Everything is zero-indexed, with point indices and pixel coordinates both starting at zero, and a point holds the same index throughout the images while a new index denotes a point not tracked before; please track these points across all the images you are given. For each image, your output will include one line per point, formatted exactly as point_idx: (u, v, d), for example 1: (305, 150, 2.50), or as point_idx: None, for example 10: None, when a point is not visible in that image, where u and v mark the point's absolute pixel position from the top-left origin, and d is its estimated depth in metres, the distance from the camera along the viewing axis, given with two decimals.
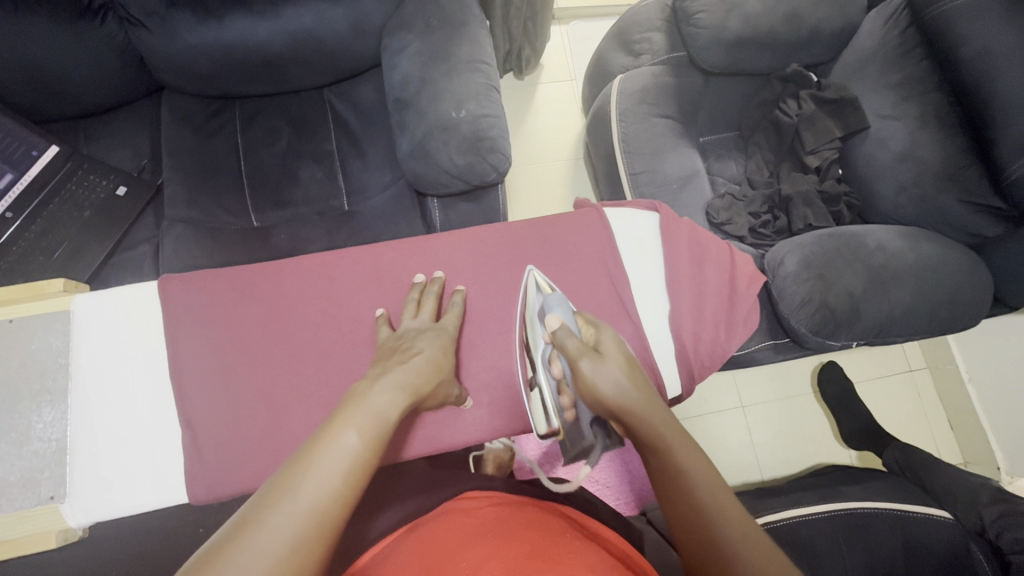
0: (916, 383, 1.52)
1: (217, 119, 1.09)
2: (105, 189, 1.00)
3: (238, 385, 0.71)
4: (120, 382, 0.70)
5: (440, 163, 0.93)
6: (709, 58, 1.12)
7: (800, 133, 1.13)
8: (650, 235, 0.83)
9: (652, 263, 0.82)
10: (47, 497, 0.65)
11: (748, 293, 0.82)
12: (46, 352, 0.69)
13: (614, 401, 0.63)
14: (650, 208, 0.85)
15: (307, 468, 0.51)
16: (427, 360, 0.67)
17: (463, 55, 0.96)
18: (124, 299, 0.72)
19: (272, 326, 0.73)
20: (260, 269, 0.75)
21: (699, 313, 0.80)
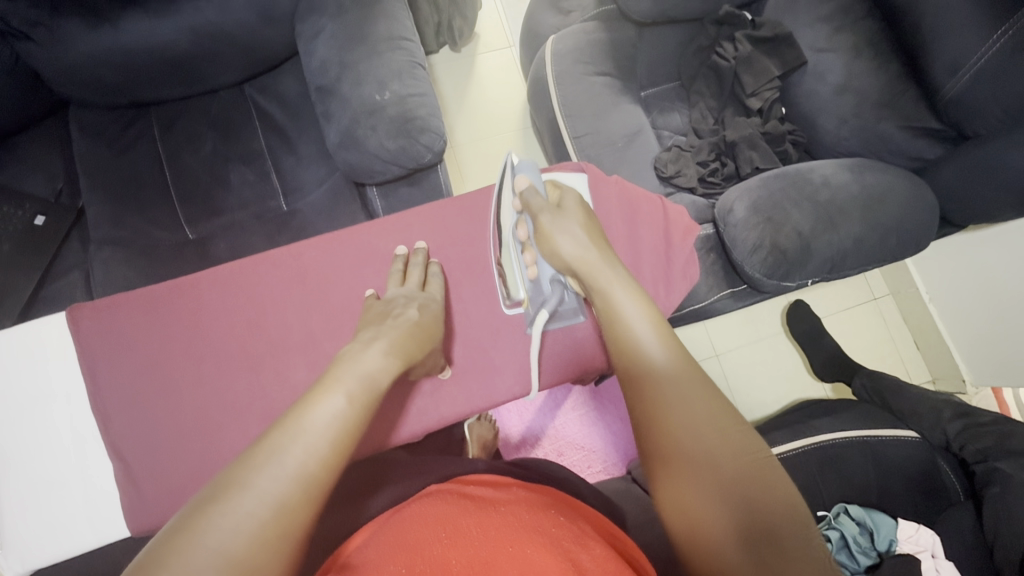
0: (881, 311, 1.56)
1: (132, 131, 1.03)
2: (22, 219, 0.94)
3: (166, 408, 0.68)
4: (35, 425, 0.66)
5: (371, 150, 0.89)
6: (638, 8, 1.08)
7: (739, 76, 1.11)
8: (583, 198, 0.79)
9: None
10: None
11: (684, 245, 0.81)
12: None
13: (571, 259, 0.64)
14: (579, 169, 0.79)
15: (292, 432, 0.50)
16: (417, 322, 0.66)
17: (380, 32, 0.92)
18: (27, 337, 0.68)
19: (190, 345, 0.69)
20: (169, 286, 0.70)
21: (639, 272, 0.79)
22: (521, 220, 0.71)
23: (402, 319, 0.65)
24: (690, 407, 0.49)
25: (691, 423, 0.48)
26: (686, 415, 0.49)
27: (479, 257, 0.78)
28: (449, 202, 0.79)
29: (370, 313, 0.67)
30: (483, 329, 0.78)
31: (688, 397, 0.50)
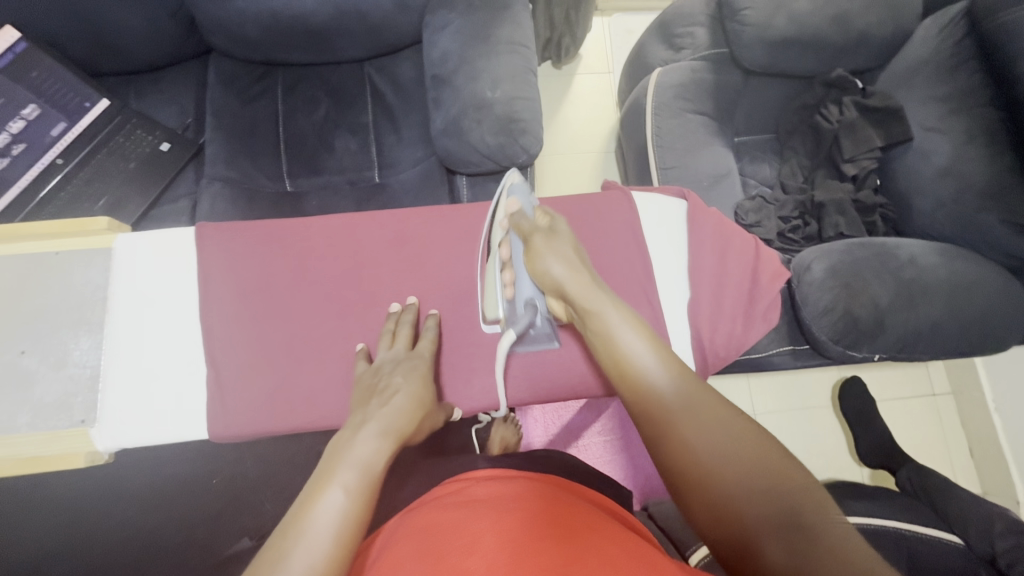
0: (937, 408, 1.49)
1: (260, 85, 1.12)
2: (150, 143, 1.06)
3: (268, 335, 0.74)
4: (154, 319, 0.73)
5: (473, 143, 0.94)
6: (751, 58, 1.09)
7: (838, 140, 1.10)
8: (678, 224, 0.80)
9: (675, 250, 0.79)
10: (78, 421, 0.68)
11: (771, 288, 0.78)
12: (86, 286, 0.72)
13: (559, 278, 0.65)
14: (681, 198, 0.81)
15: (294, 541, 0.48)
16: (404, 394, 0.64)
17: (502, 36, 0.97)
18: (164, 241, 0.75)
19: (297, 282, 0.75)
20: (290, 225, 0.77)
21: (719, 302, 0.76)
22: (506, 240, 0.72)
23: (392, 400, 0.63)
24: (720, 447, 0.52)
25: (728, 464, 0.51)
26: (724, 455, 0.52)
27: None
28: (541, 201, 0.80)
29: (361, 388, 0.66)
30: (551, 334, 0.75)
31: (714, 434, 0.53)
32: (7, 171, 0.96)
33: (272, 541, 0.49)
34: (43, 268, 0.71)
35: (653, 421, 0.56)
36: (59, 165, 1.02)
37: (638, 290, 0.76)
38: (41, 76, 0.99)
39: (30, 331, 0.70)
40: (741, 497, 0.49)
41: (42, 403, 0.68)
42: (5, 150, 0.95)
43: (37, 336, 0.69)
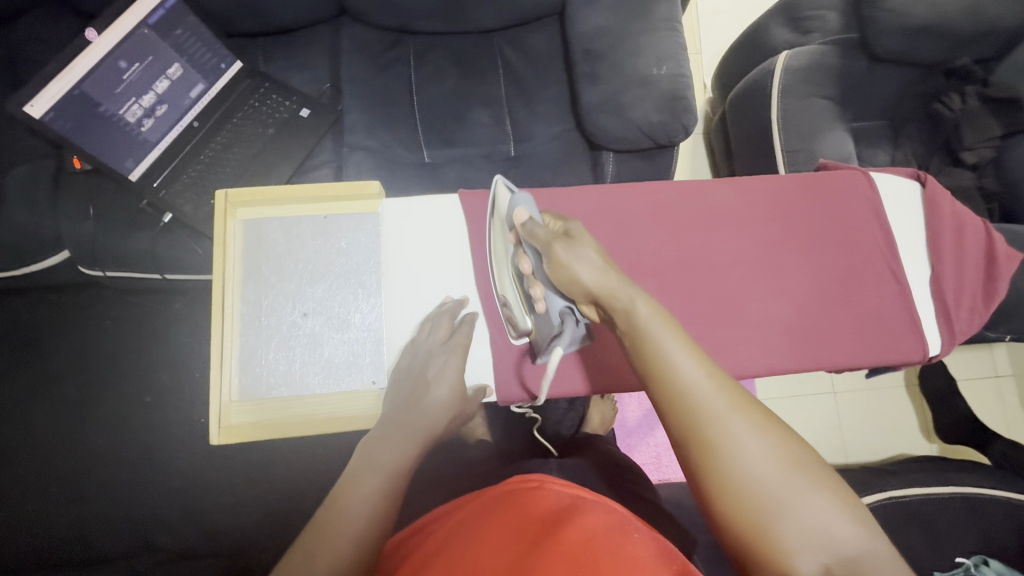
0: (1001, 389, 1.55)
1: (393, 53, 1.10)
2: (289, 109, 1.04)
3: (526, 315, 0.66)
4: (427, 279, 0.66)
5: (634, 119, 0.94)
6: (884, 44, 1.11)
7: (959, 129, 1.13)
8: (898, 198, 0.65)
9: (897, 223, 0.65)
10: (370, 382, 0.62)
11: (1008, 267, 0.62)
12: (358, 247, 0.65)
13: (592, 287, 0.53)
14: (912, 177, 0.66)
15: (320, 548, 0.50)
16: (430, 387, 0.59)
17: (660, 13, 0.97)
18: (430, 202, 0.68)
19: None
20: (545, 193, 0.65)
21: (963, 282, 0.62)
22: (522, 251, 0.59)
23: (417, 413, 0.58)
24: (699, 377, 0.50)
25: (701, 391, 0.50)
26: (699, 384, 0.50)
27: (771, 243, 0.63)
28: (731, 179, 0.65)
29: (395, 404, 0.59)
30: (772, 329, 0.61)
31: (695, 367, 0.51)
32: (150, 131, 0.95)
33: (320, 516, 0.53)
34: (314, 230, 0.65)
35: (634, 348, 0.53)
36: (196, 127, 1.01)
37: (857, 266, 0.62)
38: (185, 34, 0.94)
39: (309, 291, 0.63)
40: (755, 476, 0.47)
41: (330, 362, 0.62)
42: (151, 110, 0.94)
43: (321, 297, 0.63)
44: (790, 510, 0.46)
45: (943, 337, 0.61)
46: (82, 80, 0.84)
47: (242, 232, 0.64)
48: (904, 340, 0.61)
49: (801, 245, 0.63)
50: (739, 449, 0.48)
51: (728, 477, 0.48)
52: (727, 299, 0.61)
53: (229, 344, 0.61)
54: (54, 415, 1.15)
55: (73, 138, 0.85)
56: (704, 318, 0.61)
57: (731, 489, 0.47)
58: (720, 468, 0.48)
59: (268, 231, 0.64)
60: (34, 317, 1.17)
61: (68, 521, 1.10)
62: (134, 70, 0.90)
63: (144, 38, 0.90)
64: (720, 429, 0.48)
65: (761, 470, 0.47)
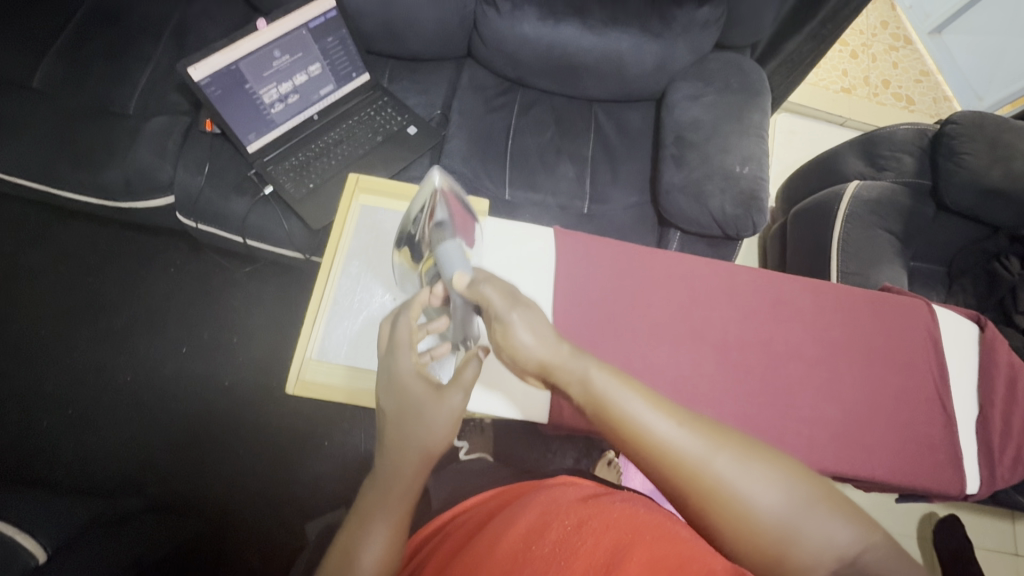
0: (1020, 569, 1.46)
1: (502, 98, 1.22)
2: (399, 124, 1.15)
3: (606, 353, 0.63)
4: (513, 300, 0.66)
5: (710, 207, 1.01)
6: (957, 198, 1.17)
7: (1016, 292, 1.16)
8: (961, 337, 0.67)
9: (957, 359, 0.67)
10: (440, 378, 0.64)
11: None
12: None
13: (540, 357, 0.53)
14: (973, 319, 0.69)
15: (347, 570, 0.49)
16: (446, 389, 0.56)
17: (753, 120, 1.06)
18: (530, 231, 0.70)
19: (628, 311, 0.65)
20: (631, 252, 0.68)
21: (1010, 430, 0.63)
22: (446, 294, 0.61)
23: (427, 411, 0.54)
24: (666, 424, 0.48)
25: (677, 437, 0.47)
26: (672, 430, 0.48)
27: (832, 348, 0.66)
28: (807, 281, 0.68)
29: (399, 396, 0.55)
30: (817, 427, 0.63)
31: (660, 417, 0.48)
32: (277, 114, 1.07)
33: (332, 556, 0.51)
34: None
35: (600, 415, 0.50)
36: (314, 120, 1.13)
37: (911, 392, 0.65)
38: (334, 42, 1.07)
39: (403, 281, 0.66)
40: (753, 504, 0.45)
41: None
42: (284, 97, 1.06)
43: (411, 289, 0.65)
44: (812, 539, 0.44)
45: (982, 480, 0.62)
46: (241, 59, 0.97)
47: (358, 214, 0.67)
48: (947, 475, 0.62)
49: (859, 357, 0.66)
50: (737, 492, 0.45)
51: (742, 520, 0.45)
52: (780, 391, 0.64)
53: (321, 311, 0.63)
54: (101, 340, 1.21)
55: (216, 103, 0.97)
56: (756, 402, 0.64)
57: (749, 532, 0.44)
58: (728, 515, 0.45)
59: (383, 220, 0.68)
60: (116, 248, 1.26)
61: (79, 444, 1.13)
62: (283, 60, 1.02)
63: (300, 37, 1.02)
64: (711, 475, 0.45)
65: (762, 499, 0.45)
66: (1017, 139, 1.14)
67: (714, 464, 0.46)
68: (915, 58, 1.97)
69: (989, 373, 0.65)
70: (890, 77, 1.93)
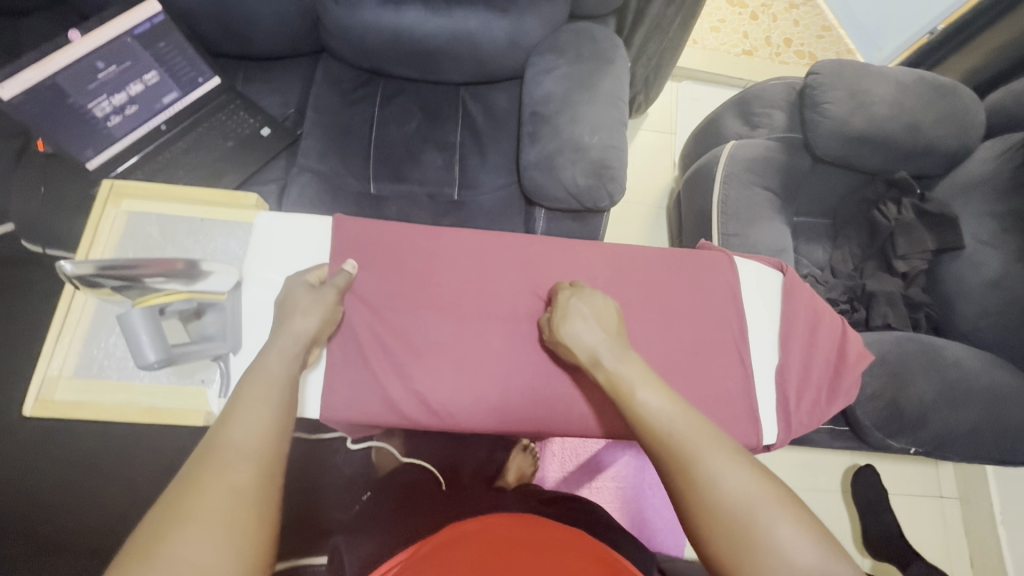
0: (943, 509, 1.48)
1: (363, 90, 1.19)
2: (252, 126, 1.13)
3: (405, 329, 0.71)
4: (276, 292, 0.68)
5: (563, 180, 0.99)
6: (825, 146, 1.16)
7: (895, 238, 1.15)
8: (767, 287, 0.69)
9: (760, 306, 0.69)
10: (198, 381, 0.65)
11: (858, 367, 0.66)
12: (225, 254, 0.70)
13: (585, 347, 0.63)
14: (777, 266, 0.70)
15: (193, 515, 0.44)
16: (264, 385, 0.55)
17: (605, 88, 1.05)
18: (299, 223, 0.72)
19: (428, 290, 0.72)
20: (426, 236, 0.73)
21: (807, 375, 0.65)
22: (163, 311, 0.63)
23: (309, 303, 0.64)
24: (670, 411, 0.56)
25: (684, 428, 0.54)
26: (670, 423, 0.55)
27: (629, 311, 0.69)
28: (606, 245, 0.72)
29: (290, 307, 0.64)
30: None
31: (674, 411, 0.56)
32: (116, 127, 1.02)
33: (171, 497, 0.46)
34: (187, 231, 0.70)
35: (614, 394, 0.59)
36: (162, 131, 1.08)
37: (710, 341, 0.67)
38: (168, 47, 1.03)
39: None
40: (724, 490, 0.50)
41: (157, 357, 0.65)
42: (120, 109, 1.01)
43: None
44: (775, 543, 0.47)
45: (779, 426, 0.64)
46: (57, 72, 0.91)
47: (121, 221, 0.69)
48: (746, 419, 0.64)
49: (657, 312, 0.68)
50: (717, 481, 0.50)
51: (711, 506, 0.49)
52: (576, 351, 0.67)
53: (69, 327, 0.65)
54: None
55: (39, 122, 0.91)
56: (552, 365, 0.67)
57: (711, 520, 0.49)
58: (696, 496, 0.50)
59: (146, 225, 0.70)
60: None
61: None
62: (110, 71, 0.98)
63: (125, 46, 0.98)
64: (705, 463, 0.51)
65: (735, 488, 0.49)
66: (876, 84, 1.14)
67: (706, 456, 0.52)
68: (816, 14, 1.96)
69: (789, 321, 0.66)
70: (792, 35, 1.92)
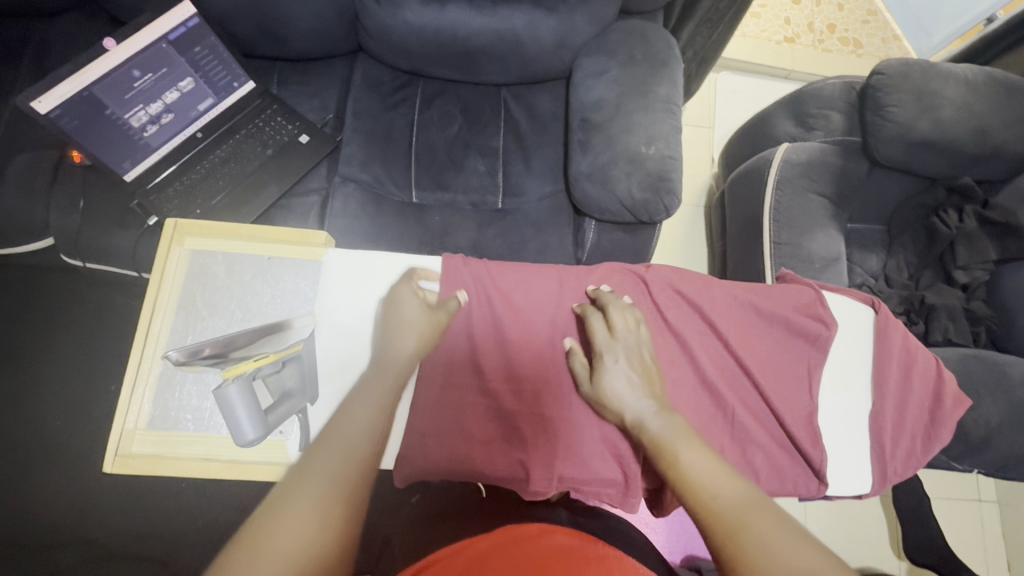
0: (982, 515, 1.46)
1: (401, 93, 1.15)
2: (291, 134, 1.09)
3: (478, 357, 0.68)
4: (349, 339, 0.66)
5: (617, 192, 0.95)
6: (887, 152, 1.10)
7: (954, 247, 1.11)
8: (861, 329, 0.70)
9: (852, 349, 0.70)
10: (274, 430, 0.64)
11: (954, 413, 0.68)
12: (295, 295, 0.69)
13: (629, 418, 0.60)
14: (867, 304, 0.72)
15: (291, 495, 0.45)
16: (374, 389, 0.56)
17: (660, 93, 0.99)
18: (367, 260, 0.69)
19: (507, 317, 0.69)
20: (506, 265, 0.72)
21: (903, 420, 0.67)
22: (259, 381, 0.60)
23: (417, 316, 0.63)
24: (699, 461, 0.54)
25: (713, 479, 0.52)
26: (716, 485, 0.51)
27: (712, 326, 0.69)
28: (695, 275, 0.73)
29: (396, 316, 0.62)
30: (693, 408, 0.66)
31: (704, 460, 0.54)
32: (152, 137, 0.98)
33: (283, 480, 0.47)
34: (255, 269, 0.69)
35: (656, 457, 0.56)
36: (198, 138, 1.05)
37: (799, 381, 0.68)
38: (202, 52, 0.97)
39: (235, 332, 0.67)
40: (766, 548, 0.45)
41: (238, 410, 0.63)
42: (156, 118, 0.96)
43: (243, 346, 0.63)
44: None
45: (875, 475, 0.66)
46: (92, 84, 0.85)
47: (187, 261, 0.69)
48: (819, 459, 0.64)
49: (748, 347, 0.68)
50: (763, 539, 0.46)
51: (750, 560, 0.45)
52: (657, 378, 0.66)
53: (144, 374, 0.64)
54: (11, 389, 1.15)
55: (76, 136, 0.87)
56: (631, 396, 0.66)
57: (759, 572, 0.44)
58: (747, 562, 0.45)
59: (211, 264, 0.69)
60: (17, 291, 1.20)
61: None
62: (146, 80, 0.92)
63: (161, 52, 0.92)
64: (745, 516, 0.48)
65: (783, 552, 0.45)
66: (944, 85, 1.08)
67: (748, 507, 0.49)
68: None
69: (881, 366, 0.68)
70: (836, 20, 1.83)
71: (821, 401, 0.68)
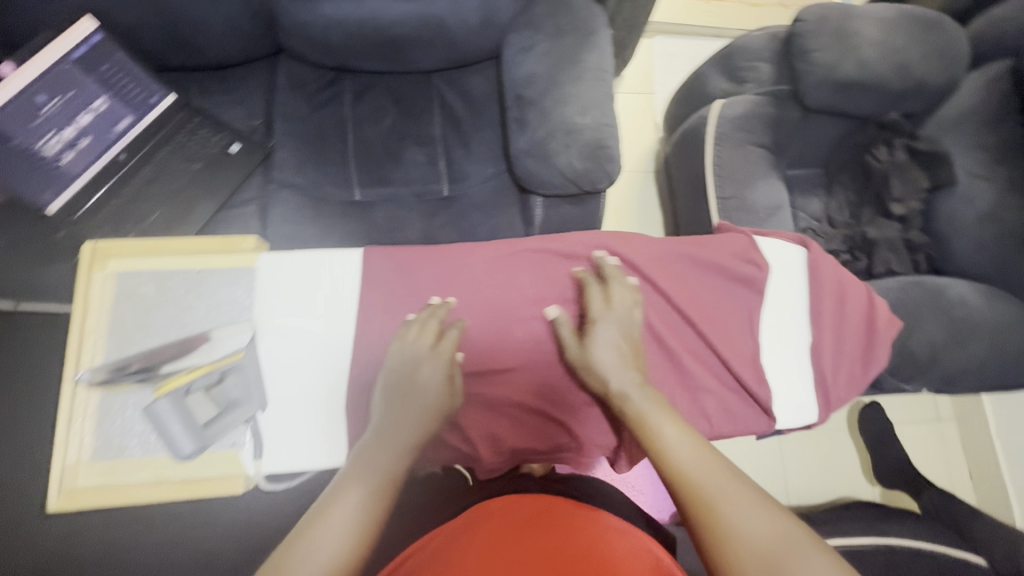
0: (942, 432, 1.54)
1: (330, 90, 1.12)
2: (219, 145, 1.05)
3: None
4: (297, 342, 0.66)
5: (558, 165, 0.95)
6: (816, 96, 1.13)
7: (889, 180, 1.15)
8: (793, 267, 0.73)
9: (789, 288, 0.72)
10: (229, 443, 0.63)
11: (887, 336, 0.71)
12: (233, 306, 0.67)
13: (614, 385, 0.61)
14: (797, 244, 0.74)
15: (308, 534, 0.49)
16: (394, 413, 0.60)
17: (589, 62, 0.99)
18: (302, 261, 0.68)
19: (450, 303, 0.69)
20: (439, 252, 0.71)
21: (841, 349, 0.70)
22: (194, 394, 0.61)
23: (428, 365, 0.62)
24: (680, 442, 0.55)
25: (695, 462, 0.53)
26: (690, 460, 0.54)
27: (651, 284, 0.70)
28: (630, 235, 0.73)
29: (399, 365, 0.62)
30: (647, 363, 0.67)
31: (683, 440, 0.55)
32: (71, 164, 0.92)
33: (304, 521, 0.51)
34: (186, 285, 0.67)
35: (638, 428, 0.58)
36: (121, 160, 0.98)
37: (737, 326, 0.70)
38: (111, 69, 0.93)
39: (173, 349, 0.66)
40: (741, 527, 0.48)
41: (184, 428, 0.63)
42: (72, 143, 0.91)
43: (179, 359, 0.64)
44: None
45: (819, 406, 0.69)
46: None
47: (113, 284, 0.66)
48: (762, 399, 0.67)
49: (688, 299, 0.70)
50: (738, 519, 0.48)
51: (722, 538, 0.48)
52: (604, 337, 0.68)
53: (80, 408, 0.62)
54: None
55: None
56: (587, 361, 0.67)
57: (731, 553, 0.47)
58: (716, 537, 0.48)
59: (140, 284, 0.67)
60: None
61: None
62: (54, 104, 0.87)
63: (66, 74, 0.88)
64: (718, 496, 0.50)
65: (756, 533, 0.47)
66: (861, 26, 1.11)
67: (726, 486, 0.51)
68: None
69: (816, 299, 0.70)
70: None
71: (762, 341, 0.70)
